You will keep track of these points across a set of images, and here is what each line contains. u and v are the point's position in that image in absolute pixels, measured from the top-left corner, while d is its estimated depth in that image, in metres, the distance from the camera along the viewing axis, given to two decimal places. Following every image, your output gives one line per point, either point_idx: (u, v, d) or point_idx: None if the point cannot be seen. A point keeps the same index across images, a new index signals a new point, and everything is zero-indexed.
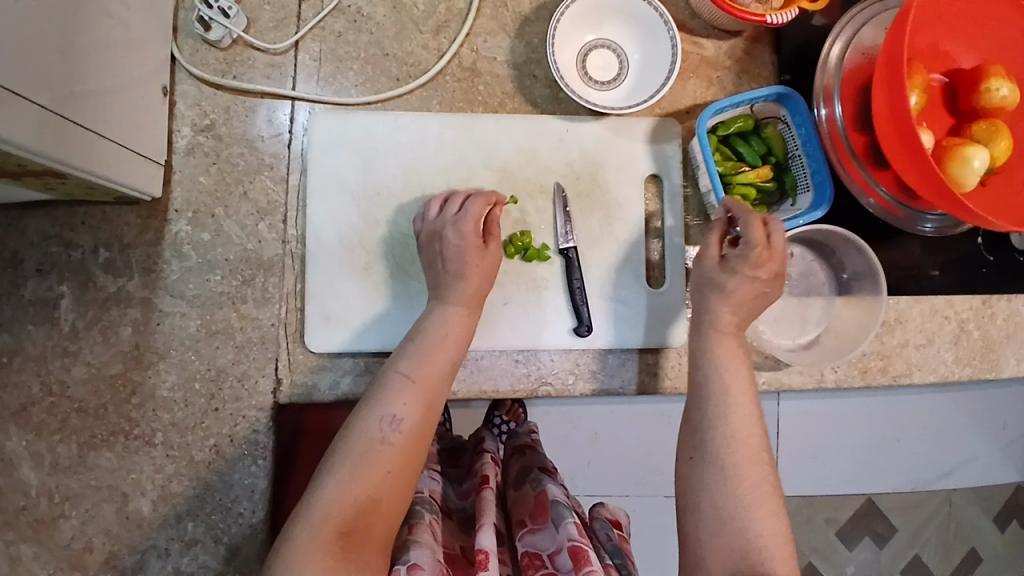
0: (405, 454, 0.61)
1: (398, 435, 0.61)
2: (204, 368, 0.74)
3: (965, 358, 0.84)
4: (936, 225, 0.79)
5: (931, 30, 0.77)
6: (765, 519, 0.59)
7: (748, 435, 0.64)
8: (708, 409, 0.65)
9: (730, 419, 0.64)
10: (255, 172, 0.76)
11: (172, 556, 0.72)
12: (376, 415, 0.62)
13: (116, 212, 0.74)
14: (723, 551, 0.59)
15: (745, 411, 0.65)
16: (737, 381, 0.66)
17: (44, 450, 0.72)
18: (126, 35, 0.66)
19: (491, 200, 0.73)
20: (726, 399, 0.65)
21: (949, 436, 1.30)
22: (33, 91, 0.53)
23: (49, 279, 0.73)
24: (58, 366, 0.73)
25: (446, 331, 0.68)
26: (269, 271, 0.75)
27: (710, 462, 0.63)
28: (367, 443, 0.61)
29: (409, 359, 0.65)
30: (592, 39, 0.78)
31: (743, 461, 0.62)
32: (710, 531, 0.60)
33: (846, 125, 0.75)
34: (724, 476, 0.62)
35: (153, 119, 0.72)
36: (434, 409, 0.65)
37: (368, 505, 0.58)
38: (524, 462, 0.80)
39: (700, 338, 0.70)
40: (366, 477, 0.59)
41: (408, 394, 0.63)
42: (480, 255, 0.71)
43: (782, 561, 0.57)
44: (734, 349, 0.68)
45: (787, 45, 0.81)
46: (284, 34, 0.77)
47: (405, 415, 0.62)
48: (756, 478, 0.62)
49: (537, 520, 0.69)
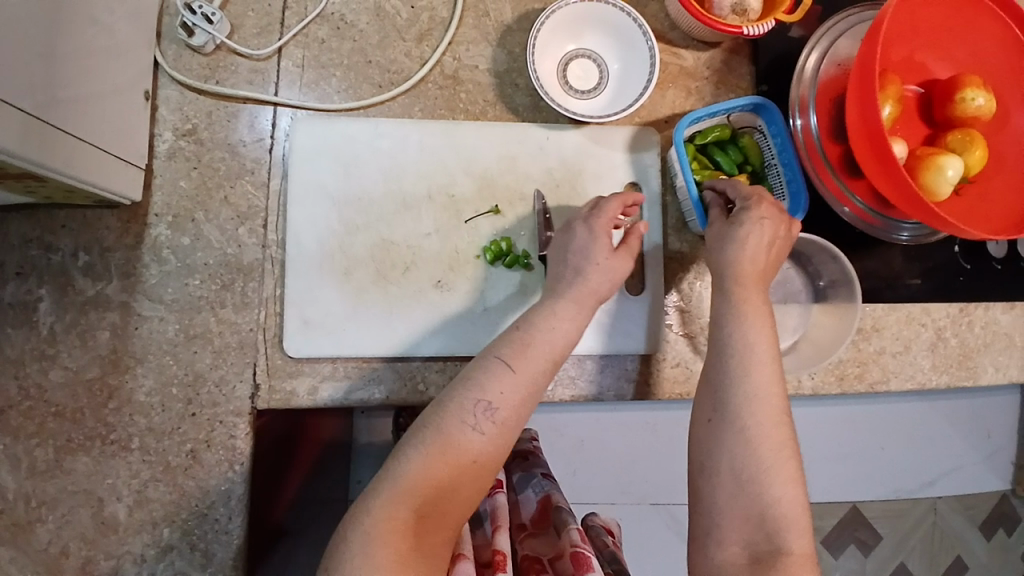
0: (495, 448, 0.59)
1: (490, 426, 0.59)
2: (182, 373, 0.74)
3: (942, 365, 0.85)
4: (912, 233, 0.81)
5: (906, 41, 0.79)
6: (785, 487, 0.57)
7: (771, 394, 0.61)
8: (726, 369, 0.62)
9: (753, 376, 0.61)
10: (236, 177, 0.76)
11: (148, 562, 0.72)
12: (472, 400, 0.59)
13: (96, 216, 0.74)
14: (740, 518, 0.57)
15: (765, 371, 0.62)
16: (762, 338, 0.63)
17: (21, 453, 0.71)
18: (111, 40, 0.66)
19: (627, 201, 0.73)
20: (745, 356, 0.62)
21: (934, 445, 1.31)
22: (17, 98, 0.54)
23: (28, 282, 0.73)
24: (35, 370, 0.72)
25: (553, 329, 0.65)
26: (249, 276, 0.75)
27: (729, 424, 0.60)
28: (458, 427, 0.58)
29: (515, 352, 0.63)
30: (572, 49, 0.79)
31: (765, 423, 0.59)
32: (730, 495, 0.58)
33: (821, 135, 0.77)
34: (746, 439, 0.59)
35: (136, 123, 0.72)
36: (529, 406, 0.62)
37: (448, 490, 0.55)
38: (526, 467, 0.83)
39: (722, 295, 0.66)
40: (453, 462, 0.56)
41: (507, 385, 0.61)
42: (611, 253, 0.70)
43: (796, 530, 0.56)
44: (758, 306, 0.65)
45: (764, 56, 0.82)
46: (267, 41, 0.78)
47: (500, 405, 0.60)
48: (778, 442, 0.59)
49: (537, 525, 0.72)
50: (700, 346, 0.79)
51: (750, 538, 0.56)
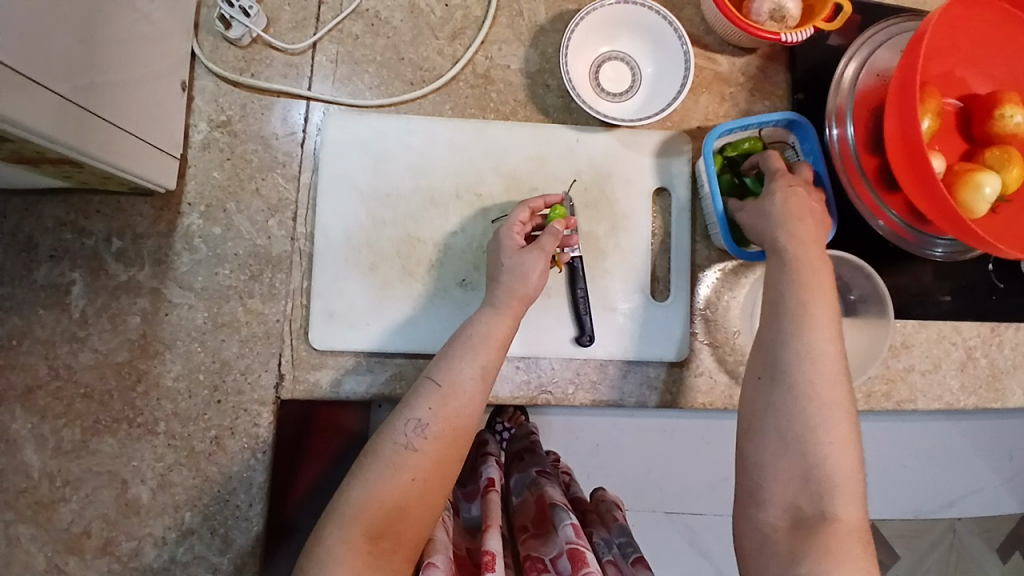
0: (432, 462, 0.61)
1: (423, 441, 0.61)
2: (209, 360, 0.75)
3: (971, 386, 0.83)
4: (946, 249, 0.79)
5: (946, 54, 0.77)
6: (838, 445, 0.58)
7: (831, 356, 0.60)
8: (783, 322, 0.62)
9: (807, 334, 0.61)
10: (267, 169, 0.77)
11: (169, 544, 0.73)
12: (401, 420, 0.62)
13: (130, 203, 0.76)
14: (785, 482, 0.58)
15: (825, 332, 0.61)
16: (823, 294, 0.62)
17: (48, 432, 0.73)
18: (149, 30, 0.67)
19: (534, 207, 0.72)
20: (802, 317, 0.61)
21: (955, 466, 1.27)
22: (52, 80, 0.54)
23: (61, 265, 0.75)
24: (66, 351, 0.74)
25: (488, 337, 0.66)
26: (277, 267, 0.76)
27: (778, 385, 0.60)
28: (391, 447, 0.61)
29: (441, 366, 0.65)
30: (605, 51, 0.78)
31: (819, 379, 0.59)
32: (775, 454, 0.59)
33: (857, 146, 0.76)
34: (799, 399, 0.59)
35: (171, 113, 0.73)
36: (468, 415, 0.64)
37: (394, 511, 0.58)
38: (523, 468, 0.82)
39: (780, 257, 0.65)
40: (394, 482, 0.59)
41: (435, 400, 0.63)
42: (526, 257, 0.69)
43: (846, 493, 0.57)
44: (818, 264, 0.64)
45: (801, 63, 0.81)
46: (303, 36, 0.78)
47: (430, 421, 0.62)
48: (832, 404, 0.59)
49: (538, 526, 0.70)
50: (724, 357, 0.78)
51: (793, 502, 0.57)
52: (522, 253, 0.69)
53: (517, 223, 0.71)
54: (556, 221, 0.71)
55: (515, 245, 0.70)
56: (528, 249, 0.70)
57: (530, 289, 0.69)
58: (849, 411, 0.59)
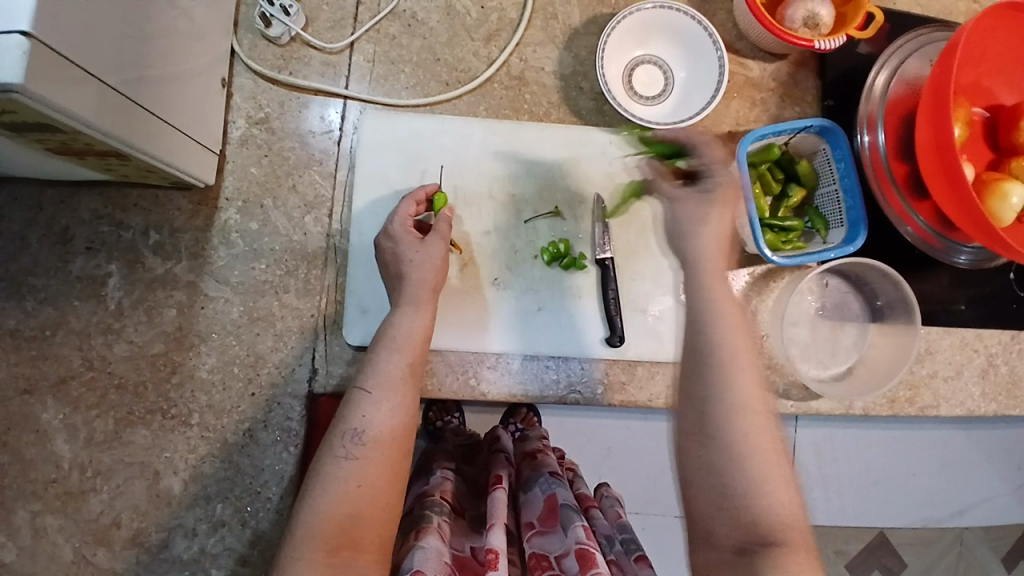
0: (376, 465, 0.57)
1: (362, 447, 0.58)
2: (243, 353, 0.75)
3: (991, 393, 0.84)
4: (971, 256, 0.81)
5: (975, 64, 0.78)
6: (775, 481, 0.54)
7: (755, 398, 0.56)
8: (712, 375, 0.56)
9: (739, 382, 0.56)
10: (304, 166, 0.78)
11: (199, 536, 0.74)
12: (338, 434, 0.59)
13: (168, 197, 0.77)
14: (732, 531, 0.53)
15: (747, 368, 0.56)
16: (740, 338, 0.58)
17: (80, 423, 0.74)
18: (189, 26, 0.68)
19: (419, 198, 0.73)
20: (725, 361, 0.57)
21: (965, 475, 1.27)
22: (102, 71, 0.54)
23: (97, 257, 0.76)
24: (100, 343, 0.75)
25: (410, 333, 0.66)
26: (313, 263, 0.77)
27: (710, 442, 0.55)
28: (331, 461, 0.57)
29: (368, 374, 0.63)
30: (639, 55, 0.79)
31: (751, 426, 0.55)
32: (716, 509, 0.53)
33: (888, 153, 0.77)
34: (732, 451, 0.54)
35: (211, 109, 0.74)
36: (405, 414, 0.62)
37: (348, 522, 0.53)
38: (535, 466, 0.78)
39: (689, 291, 0.61)
40: (340, 493, 0.55)
41: (368, 406, 0.60)
42: (419, 245, 0.70)
43: (797, 536, 0.52)
44: (738, 305, 0.59)
45: (831, 71, 0.82)
46: (340, 35, 0.79)
47: (366, 425, 0.59)
48: (757, 439, 0.55)
49: (545, 522, 0.68)
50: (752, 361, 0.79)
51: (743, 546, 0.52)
52: (425, 243, 0.70)
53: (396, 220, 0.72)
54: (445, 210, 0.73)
55: (413, 239, 0.70)
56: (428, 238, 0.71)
57: (434, 278, 0.69)
58: (780, 448, 0.55)
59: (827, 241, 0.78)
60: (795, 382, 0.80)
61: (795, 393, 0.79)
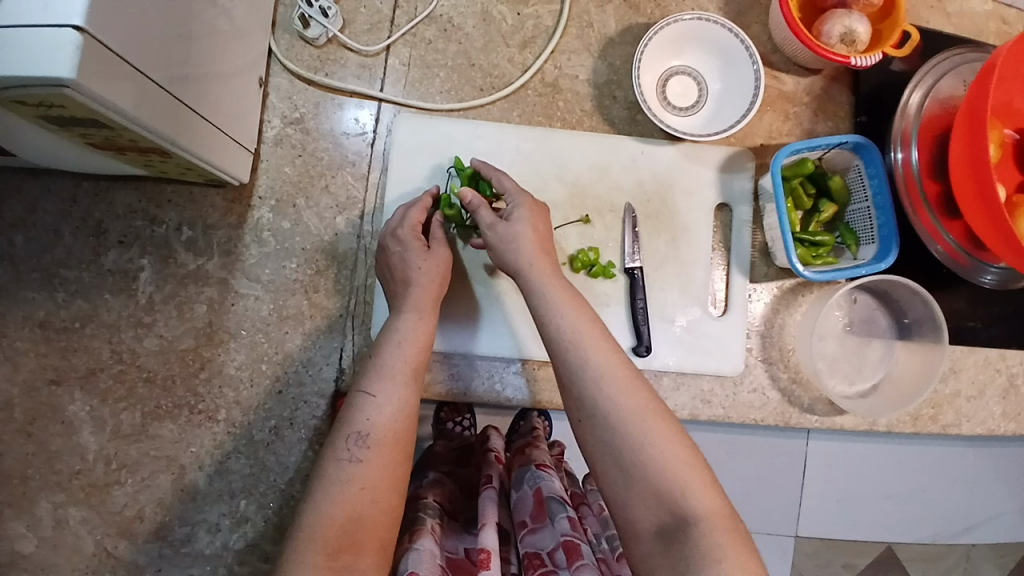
0: (380, 468, 0.57)
1: (365, 450, 0.58)
2: (272, 351, 0.76)
3: (1013, 413, 0.83)
4: (998, 276, 0.80)
5: (1010, 84, 0.77)
6: (669, 444, 0.55)
7: (615, 371, 0.58)
8: (566, 359, 0.60)
9: (591, 358, 0.59)
10: (337, 167, 0.79)
11: (222, 531, 0.74)
12: (342, 436, 0.59)
13: (202, 194, 0.77)
14: (647, 502, 0.53)
15: (603, 351, 0.59)
16: (583, 320, 0.62)
17: (107, 415, 0.75)
18: (230, 25, 0.68)
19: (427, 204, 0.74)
20: (579, 345, 0.60)
21: (975, 492, 1.25)
22: (149, 67, 0.55)
23: (130, 251, 0.76)
24: (131, 336, 0.76)
25: (409, 335, 0.65)
26: (343, 263, 0.77)
27: (594, 416, 0.57)
28: (334, 464, 0.58)
29: (369, 377, 0.63)
30: (674, 66, 0.80)
31: (619, 392, 0.57)
32: (625, 482, 0.54)
33: (920, 170, 0.78)
34: (614, 419, 0.56)
35: (249, 108, 0.75)
36: (407, 417, 0.61)
37: (348, 524, 0.54)
38: (524, 460, 0.76)
39: (531, 290, 0.65)
40: (344, 496, 0.55)
41: (373, 409, 0.60)
42: (424, 254, 0.70)
43: (702, 490, 0.53)
44: (570, 295, 0.64)
45: (865, 87, 0.82)
46: (377, 38, 0.80)
47: (369, 429, 0.59)
48: (639, 404, 0.57)
49: (536, 519, 0.66)
50: (777, 374, 0.79)
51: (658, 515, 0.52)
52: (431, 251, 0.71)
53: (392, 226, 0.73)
54: (438, 216, 0.74)
55: (421, 248, 0.71)
56: (430, 247, 0.71)
57: (437, 285, 0.70)
58: (662, 410, 0.57)
59: (857, 257, 0.78)
60: (820, 397, 0.79)
61: (819, 407, 0.79)
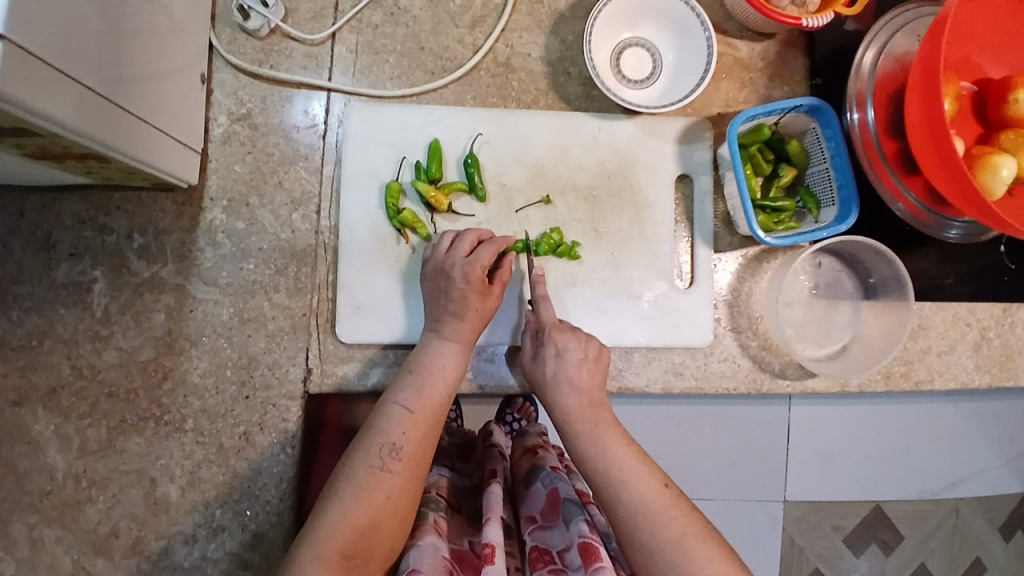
0: (405, 480, 0.63)
1: (398, 463, 0.63)
2: (236, 356, 0.74)
3: (985, 366, 0.82)
4: (961, 231, 0.80)
5: (961, 38, 0.77)
6: (710, 562, 0.59)
7: (657, 493, 0.63)
8: (609, 486, 0.64)
9: (631, 485, 0.63)
10: (289, 162, 0.77)
11: (199, 542, 0.73)
12: (375, 444, 0.64)
13: (152, 198, 0.75)
14: None
15: (644, 480, 0.64)
16: (619, 443, 0.67)
17: (72, 433, 0.72)
18: (169, 22, 0.66)
19: (502, 246, 0.72)
20: (616, 480, 0.64)
21: (955, 446, 1.27)
22: (79, 71, 0.52)
23: (82, 262, 0.74)
24: (89, 350, 0.73)
25: (440, 364, 0.69)
26: (303, 261, 0.76)
27: (633, 540, 0.61)
28: (367, 471, 0.62)
29: (403, 390, 0.67)
30: (626, 38, 0.78)
31: (666, 512, 0.62)
32: None
33: (878, 129, 0.78)
34: (654, 543, 0.60)
35: (192, 108, 0.72)
36: (431, 436, 0.66)
37: (368, 529, 0.59)
38: (536, 460, 0.75)
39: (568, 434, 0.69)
40: (369, 503, 0.60)
41: (408, 424, 0.65)
42: (481, 297, 0.70)
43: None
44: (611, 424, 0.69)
45: (820, 49, 0.81)
46: (322, 26, 0.78)
47: (404, 443, 0.64)
48: (681, 527, 0.61)
49: (547, 516, 0.66)
50: (747, 342, 0.79)
51: None
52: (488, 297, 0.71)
53: (461, 251, 0.71)
54: (512, 256, 0.73)
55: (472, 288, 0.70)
56: (490, 287, 0.71)
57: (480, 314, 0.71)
58: (704, 526, 0.62)
59: (819, 220, 0.78)
60: (790, 362, 0.79)
61: (791, 372, 0.79)
